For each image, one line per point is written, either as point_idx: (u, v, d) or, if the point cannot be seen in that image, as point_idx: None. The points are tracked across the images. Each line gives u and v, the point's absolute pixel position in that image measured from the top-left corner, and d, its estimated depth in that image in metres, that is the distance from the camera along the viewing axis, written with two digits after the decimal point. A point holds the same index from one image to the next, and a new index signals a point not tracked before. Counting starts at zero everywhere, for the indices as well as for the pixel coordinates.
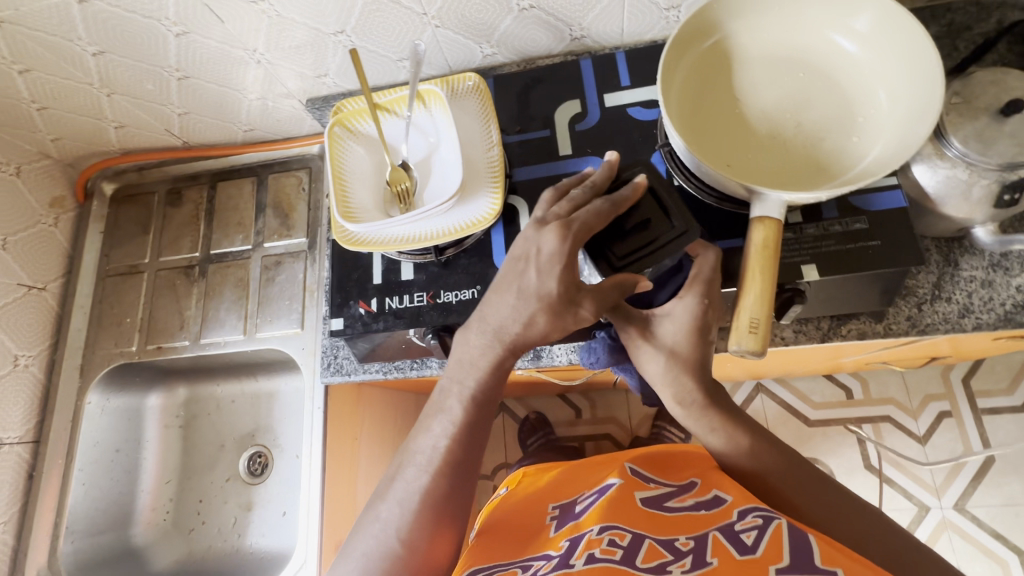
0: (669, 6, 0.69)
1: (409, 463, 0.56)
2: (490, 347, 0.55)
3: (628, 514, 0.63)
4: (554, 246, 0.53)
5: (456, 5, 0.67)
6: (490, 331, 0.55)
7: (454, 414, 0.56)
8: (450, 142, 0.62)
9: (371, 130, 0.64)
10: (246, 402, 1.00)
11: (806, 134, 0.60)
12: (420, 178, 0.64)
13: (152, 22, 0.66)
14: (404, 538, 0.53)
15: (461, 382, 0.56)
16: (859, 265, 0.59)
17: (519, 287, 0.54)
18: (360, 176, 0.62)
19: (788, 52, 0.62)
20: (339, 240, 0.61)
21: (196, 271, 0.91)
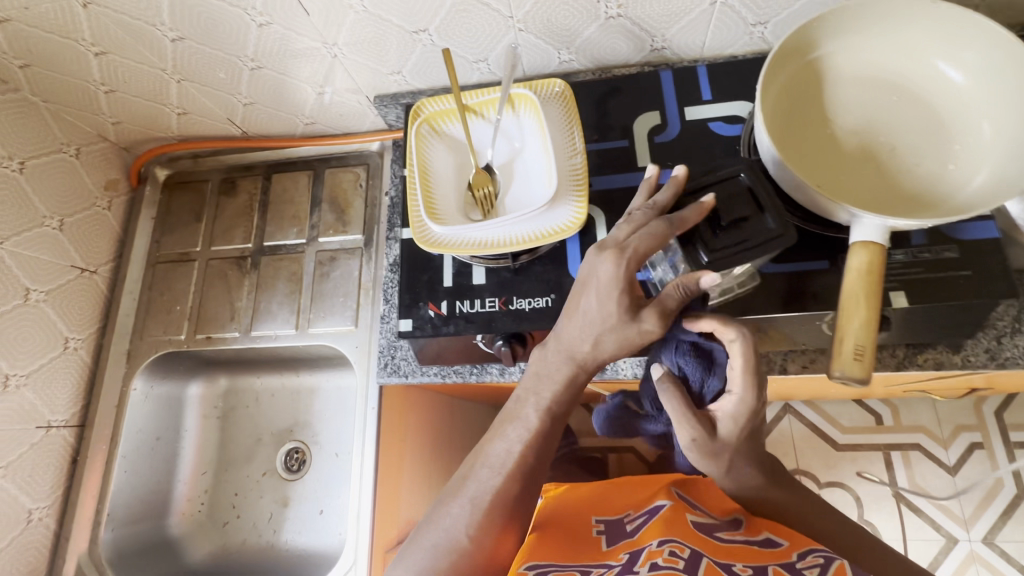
0: (756, 22, 0.68)
1: (482, 466, 0.56)
2: (567, 362, 0.55)
3: (685, 533, 0.61)
4: (610, 271, 0.51)
5: (544, 10, 0.66)
6: (564, 351, 0.55)
7: (528, 422, 0.56)
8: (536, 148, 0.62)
9: (457, 132, 0.64)
10: (285, 397, 0.98)
11: (903, 160, 0.59)
12: (504, 181, 0.63)
13: (238, 11, 0.66)
14: (472, 536, 0.54)
15: (537, 393, 0.56)
16: (950, 293, 0.58)
17: (587, 309, 0.53)
18: (443, 176, 0.62)
19: (884, 75, 0.61)
20: (419, 239, 0.60)
21: (248, 262, 0.91)
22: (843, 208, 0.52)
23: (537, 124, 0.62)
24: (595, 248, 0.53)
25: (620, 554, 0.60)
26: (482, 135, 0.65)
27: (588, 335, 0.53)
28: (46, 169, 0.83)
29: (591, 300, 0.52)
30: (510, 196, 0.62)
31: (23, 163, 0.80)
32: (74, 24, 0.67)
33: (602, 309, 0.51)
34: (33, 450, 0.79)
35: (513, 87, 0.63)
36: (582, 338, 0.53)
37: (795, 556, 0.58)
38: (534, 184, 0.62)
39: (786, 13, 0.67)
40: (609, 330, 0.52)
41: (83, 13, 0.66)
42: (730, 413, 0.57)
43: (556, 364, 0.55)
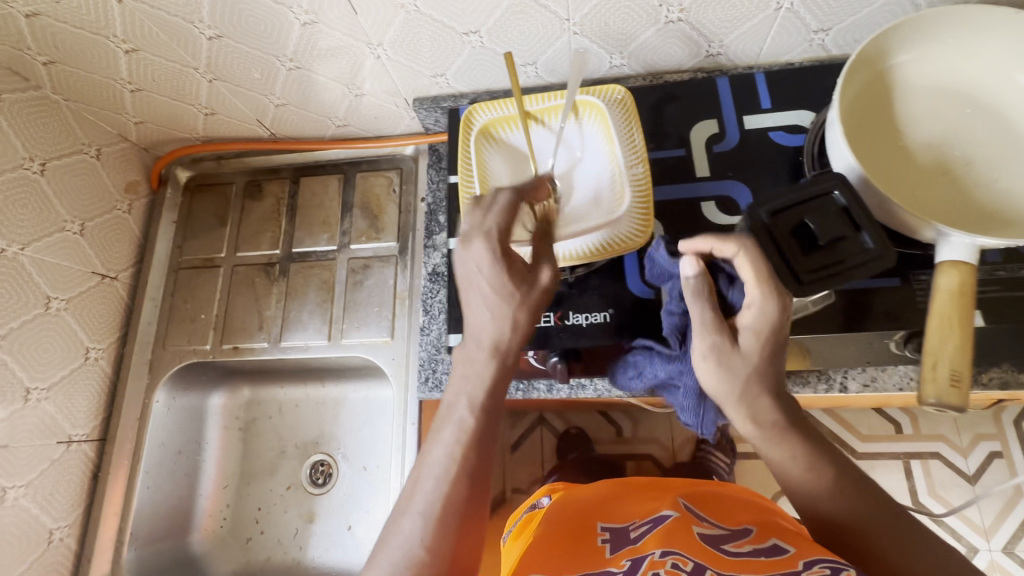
0: (819, 29, 0.65)
1: (424, 478, 0.46)
2: (491, 356, 0.47)
3: (689, 542, 0.55)
4: (482, 253, 0.48)
5: (603, 12, 0.63)
6: (484, 349, 0.48)
7: (464, 424, 0.47)
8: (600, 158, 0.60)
9: (518, 140, 0.63)
10: (311, 408, 0.95)
11: (977, 174, 0.57)
12: (566, 191, 0.61)
13: (282, 8, 0.62)
14: (431, 546, 0.43)
15: (466, 392, 0.47)
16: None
17: (480, 297, 0.48)
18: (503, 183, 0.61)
19: (959, 89, 0.59)
20: None
21: (276, 269, 0.87)
22: (932, 225, 0.50)
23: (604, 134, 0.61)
24: (458, 243, 0.49)
25: (621, 563, 0.55)
26: (543, 143, 0.63)
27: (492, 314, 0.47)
28: (68, 171, 0.79)
29: (483, 289, 0.48)
30: (573, 206, 0.60)
31: (44, 164, 0.76)
32: (107, 19, 0.63)
33: (499, 291, 0.47)
34: (53, 467, 0.76)
35: (580, 95, 0.61)
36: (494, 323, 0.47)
37: (800, 563, 0.47)
38: (599, 194, 0.60)
39: (851, 20, 0.64)
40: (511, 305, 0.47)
41: (118, 8, 0.62)
42: (750, 326, 0.45)
43: (478, 362, 0.48)
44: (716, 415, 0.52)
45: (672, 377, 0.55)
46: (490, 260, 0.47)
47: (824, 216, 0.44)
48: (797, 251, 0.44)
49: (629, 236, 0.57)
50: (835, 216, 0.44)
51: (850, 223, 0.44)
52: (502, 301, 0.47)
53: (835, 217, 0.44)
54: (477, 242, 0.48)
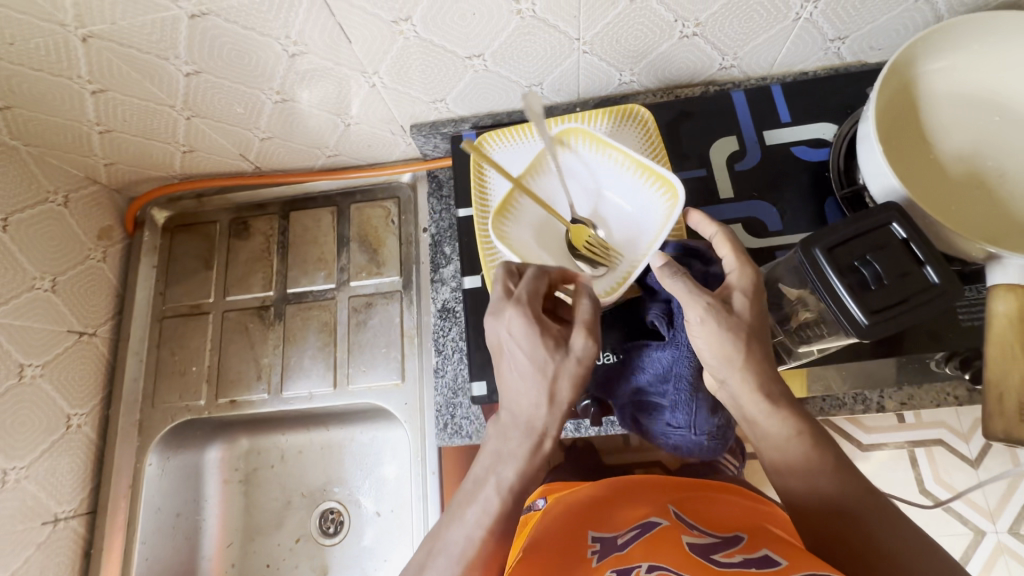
0: (837, 37, 0.63)
1: (438, 553, 0.45)
2: (525, 437, 0.45)
3: (679, 552, 0.46)
4: (517, 325, 0.46)
5: (614, 30, 0.59)
6: (521, 427, 0.46)
7: (488, 504, 0.45)
8: (616, 178, 0.59)
9: (528, 211, 0.58)
10: (314, 454, 0.87)
11: (1013, 184, 0.55)
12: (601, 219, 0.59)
13: (267, 40, 0.57)
14: None
15: (496, 472, 0.46)
16: None
17: (517, 370, 0.46)
18: (543, 254, 0.56)
19: (987, 98, 0.58)
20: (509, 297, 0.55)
21: (271, 313, 0.82)
22: (985, 248, 0.47)
23: (600, 151, 0.59)
24: (489, 313, 0.48)
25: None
26: (549, 188, 0.60)
27: (532, 393, 0.45)
28: (33, 223, 0.72)
29: (519, 353, 0.46)
30: (619, 230, 0.58)
31: (6, 220, 0.69)
32: (70, 60, 0.57)
33: (534, 358, 0.45)
34: (39, 551, 0.70)
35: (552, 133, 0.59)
36: (534, 401, 0.45)
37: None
38: (635, 209, 0.58)
39: (870, 28, 0.61)
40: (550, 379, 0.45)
41: (82, 48, 0.56)
42: (738, 287, 0.46)
43: (513, 440, 0.46)
44: (710, 412, 0.51)
45: (664, 370, 0.52)
46: (522, 329, 0.46)
47: (883, 250, 0.42)
48: (861, 291, 0.42)
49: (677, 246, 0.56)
50: (898, 251, 0.42)
51: (912, 259, 0.42)
52: (538, 372, 0.45)
53: (895, 252, 0.42)
54: (510, 310, 0.46)
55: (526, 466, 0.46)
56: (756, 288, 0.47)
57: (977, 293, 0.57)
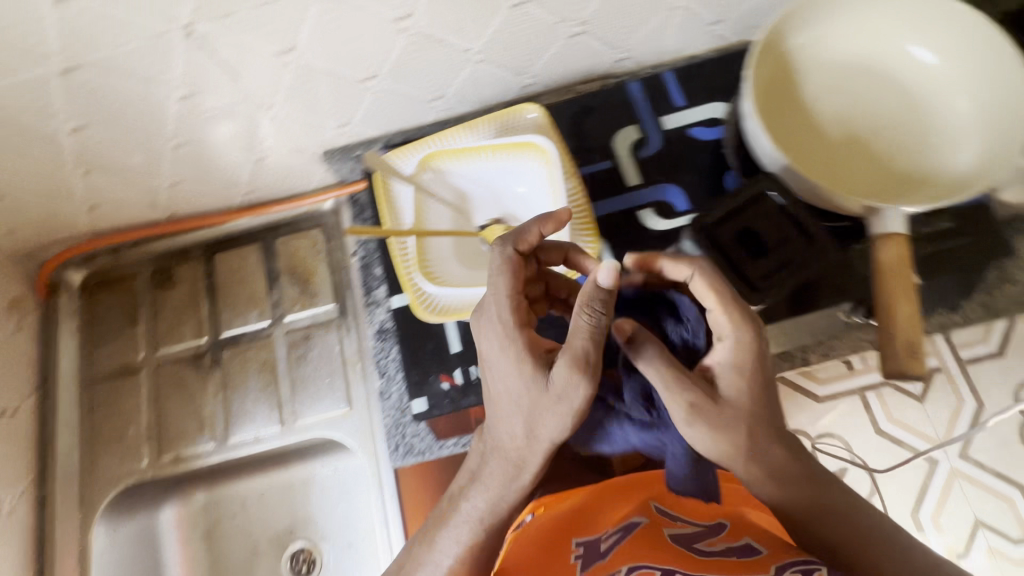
0: (715, 20, 0.66)
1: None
2: (504, 464, 0.45)
3: (661, 552, 0.46)
4: (498, 343, 0.46)
5: (503, 37, 0.61)
6: (500, 454, 0.46)
7: (460, 532, 0.46)
8: (497, 171, 0.57)
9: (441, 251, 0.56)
10: (276, 494, 0.85)
11: (884, 143, 0.59)
12: (509, 210, 0.58)
13: (152, 87, 0.56)
14: None
15: (472, 498, 0.47)
16: (940, 268, 0.60)
17: (501, 388, 0.45)
18: (470, 274, 0.56)
19: (859, 62, 0.61)
20: (449, 318, 0.55)
21: (206, 360, 0.79)
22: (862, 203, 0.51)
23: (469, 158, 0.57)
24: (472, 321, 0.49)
25: None
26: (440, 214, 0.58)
27: (515, 420, 0.44)
28: None
29: (501, 379, 0.45)
30: (528, 210, 0.58)
31: None
32: None
33: (514, 381, 0.44)
34: None
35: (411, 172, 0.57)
36: (514, 430, 0.44)
37: (773, 570, 0.43)
38: (528, 188, 0.57)
39: (742, 10, 0.65)
40: (533, 405, 0.44)
41: None
42: (726, 363, 0.45)
43: (492, 467, 0.46)
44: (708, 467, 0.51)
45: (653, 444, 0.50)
46: (500, 344, 0.46)
47: (768, 222, 0.56)
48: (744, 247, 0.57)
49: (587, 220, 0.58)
50: (772, 214, 0.56)
51: (794, 225, 0.56)
52: (522, 399, 0.44)
53: (774, 219, 0.57)
54: (489, 324, 0.46)
55: (502, 491, 0.46)
56: (745, 348, 0.44)
57: None
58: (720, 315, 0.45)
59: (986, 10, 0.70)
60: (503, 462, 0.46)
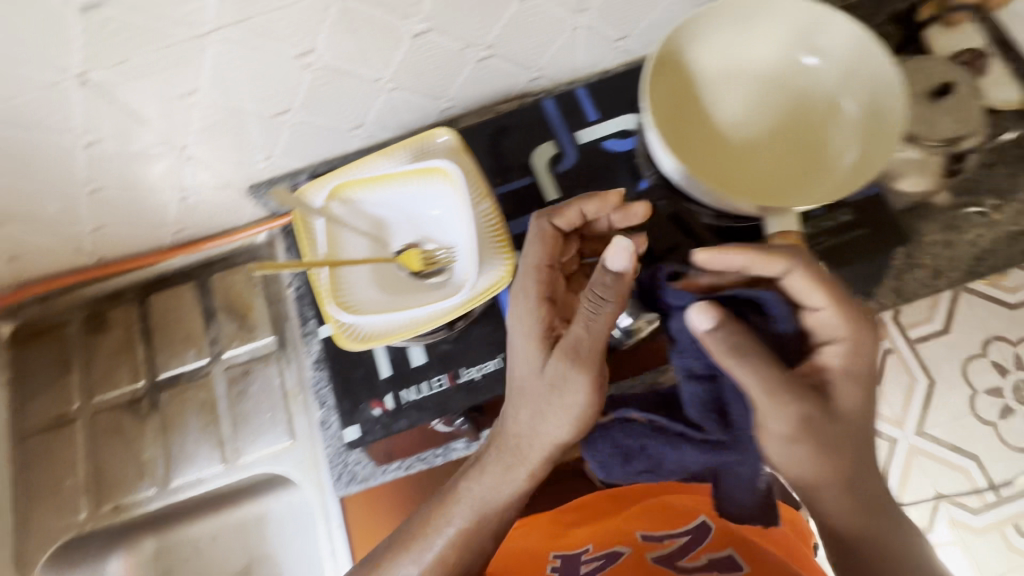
0: (620, 37, 0.69)
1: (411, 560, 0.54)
2: (513, 454, 0.53)
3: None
4: (521, 323, 0.53)
5: (411, 65, 0.62)
6: (510, 444, 0.53)
7: (466, 517, 0.54)
8: (411, 196, 0.58)
9: (356, 279, 0.56)
10: (230, 535, 0.83)
11: (781, 144, 0.62)
12: (425, 233, 0.59)
13: (55, 137, 0.56)
14: None
15: (481, 483, 0.54)
16: (843, 258, 0.64)
17: (516, 368, 0.53)
18: (388, 300, 0.57)
19: (755, 68, 0.64)
20: (368, 346, 0.55)
21: (144, 404, 0.78)
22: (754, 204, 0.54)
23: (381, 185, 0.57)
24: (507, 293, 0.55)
25: None
26: (356, 242, 0.58)
27: (525, 409, 0.52)
28: None
29: (518, 359, 0.53)
30: (444, 232, 0.59)
31: None
32: None
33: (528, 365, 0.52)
34: None
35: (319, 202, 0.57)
36: (520, 418, 0.52)
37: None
38: (442, 210, 0.58)
39: (644, 25, 0.69)
40: (538, 392, 0.51)
41: None
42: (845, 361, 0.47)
43: (502, 459, 0.53)
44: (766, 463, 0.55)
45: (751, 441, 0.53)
46: (524, 322, 0.53)
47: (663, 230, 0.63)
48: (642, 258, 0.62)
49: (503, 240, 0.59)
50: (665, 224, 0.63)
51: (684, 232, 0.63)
52: (532, 387, 0.51)
53: (666, 227, 0.63)
54: (519, 305, 0.53)
55: (506, 479, 0.53)
56: (857, 351, 0.47)
57: None
58: (830, 311, 0.46)
59: (871, 13, 0.74)
60: (509, 452, 0.53)
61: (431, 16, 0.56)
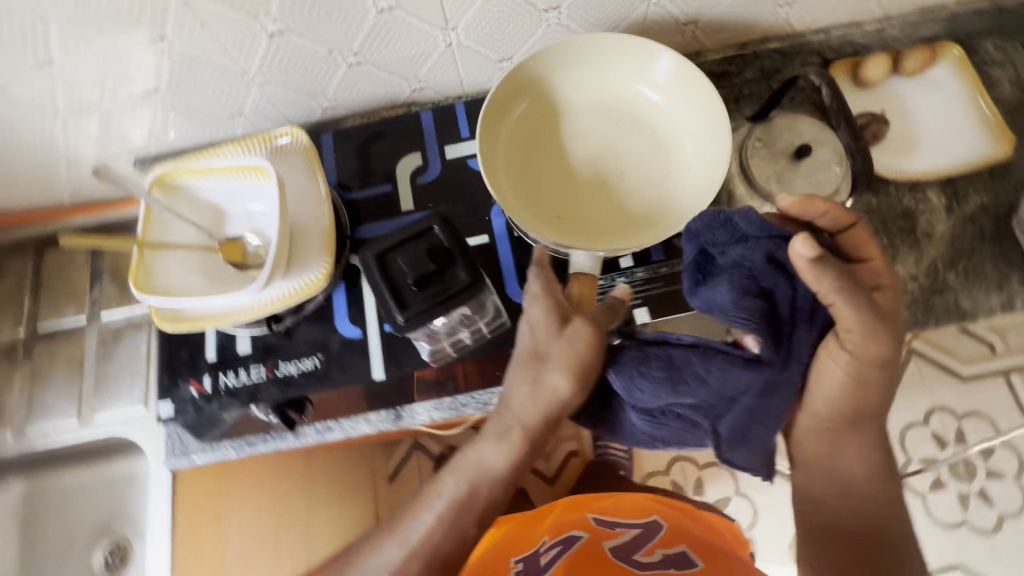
0: (501, 58, 0.69)
1: (399, 534, 0.52)
2: (514, 432, 0.52)
3: (605, 566, 0.60)
4: (541, 311, 0.53)
5: (276, 63, 0.64)
6: (511, 419, 0.52)
7: (458, 490, 0.52)
8: (241, 189, 0.60)
9: (173, 263, 0.58)
10: (96, 489, 0.87)
11: (628, 182, 0.62)
12: (251, 226, 0.60)
13: None
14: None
15: (480, 456, 0.53)
16: (684, 304, 0.62)
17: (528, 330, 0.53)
18: (200, 287, 0.59)
19: (611, 104, 0.65)
20: (173, 326, 0.58)
21: (19, 353, 0.81)
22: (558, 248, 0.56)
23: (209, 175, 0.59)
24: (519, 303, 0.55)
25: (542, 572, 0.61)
26: (180, 227, 0.60)
27: (543, 378, 0.52)
28: None
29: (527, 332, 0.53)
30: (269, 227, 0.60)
31: None
32: None
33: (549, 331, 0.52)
34: None
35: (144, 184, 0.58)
36: (522, 391, 0.52)
37: None
38: (269, 207, 0.60)
39: (525, 49, 0.69)
40: (560, 359, 0.51)
41: None
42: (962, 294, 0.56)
43: (503, 435, 0.52)
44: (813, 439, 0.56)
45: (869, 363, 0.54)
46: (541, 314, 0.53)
47: (424, 256, 0.47)
48: (415, 288, 0.46)
49: (330, 248, 0.61)
50: (426, 252, 0.47)
51: (450, 258, 0.47)
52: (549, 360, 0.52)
53: (425, 253, 0.47)
54: (534, 300, 0.54)
55: (501, 452, 0.52)
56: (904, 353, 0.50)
57: (625, 279, 0.63)
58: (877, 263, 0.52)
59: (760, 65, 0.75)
60: (506, 421, 0.53)
61: (282, 18, 0.58)
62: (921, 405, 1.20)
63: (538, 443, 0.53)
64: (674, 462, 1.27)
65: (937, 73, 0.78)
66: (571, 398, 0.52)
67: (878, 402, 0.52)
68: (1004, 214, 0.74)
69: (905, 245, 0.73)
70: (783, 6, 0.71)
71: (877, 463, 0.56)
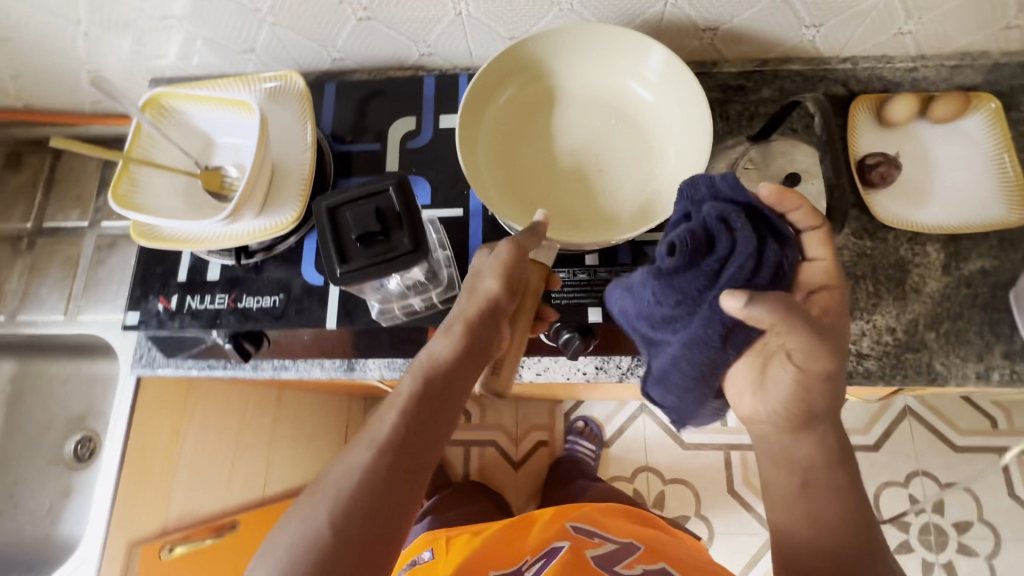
0: (510, 36, 0.69)
1: (356, 442, 0.44)
2: (459, 329, 0.49)
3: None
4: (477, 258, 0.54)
5: (287, 6, 0.65)
6: (454, 323, 0.50)
7: (411, 388, 0.46)
8: (230, 122, 0.62)
9: (154, 182, 0.61)
10: (77, 383, 0.93)
11: (606, 177, 0.62)
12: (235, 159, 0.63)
13: None
14: (363, 477, 0.41)
15: (433, 354, 0.48)
16: None
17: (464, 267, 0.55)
18: (176, 207, 0.61)
19: (603, 99, 0.65)
20: (142, 240, 0.60)
21: (24, 243, 0.87)
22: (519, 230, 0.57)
23: (202, 104, 0.62)
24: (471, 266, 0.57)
25: None
26: (168, 150, 0.62)
27: (475, 285, 0.51)
28: None
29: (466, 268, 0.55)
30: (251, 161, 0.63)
31: None
32: None
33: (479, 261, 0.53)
34: None
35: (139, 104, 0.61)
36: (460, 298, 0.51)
37: None
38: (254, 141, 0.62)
39: (536, 30, 0.68)
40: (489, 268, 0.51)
41: None
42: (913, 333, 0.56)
43: (447, 332, 0.50)
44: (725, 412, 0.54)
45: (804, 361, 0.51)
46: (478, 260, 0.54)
47: (371, 214, 0.48)
48: (358, 245, 0.48)
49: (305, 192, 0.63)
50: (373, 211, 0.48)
51: (396, 222, 0.48)
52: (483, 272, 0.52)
53: (374, 212, 0.48)
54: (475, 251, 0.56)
55: (453, 341, 0.48)
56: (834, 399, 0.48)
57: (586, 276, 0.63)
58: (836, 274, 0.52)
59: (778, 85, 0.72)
60: (454, 323, 0.50)
61: None
62: (899, 465, 1.17)
63: (486, 341, 0.49)
64: (639, 471, 1.27)
65: (964, 127, 0.74)
66: (507, 303, 0.51)
67: (808, 444, 0.51)
68: (1004, 284, 0.70)
69: (889, 296, 0.71)
70: (809, 28, 0.68)
71: (843, 508, 0.49)
